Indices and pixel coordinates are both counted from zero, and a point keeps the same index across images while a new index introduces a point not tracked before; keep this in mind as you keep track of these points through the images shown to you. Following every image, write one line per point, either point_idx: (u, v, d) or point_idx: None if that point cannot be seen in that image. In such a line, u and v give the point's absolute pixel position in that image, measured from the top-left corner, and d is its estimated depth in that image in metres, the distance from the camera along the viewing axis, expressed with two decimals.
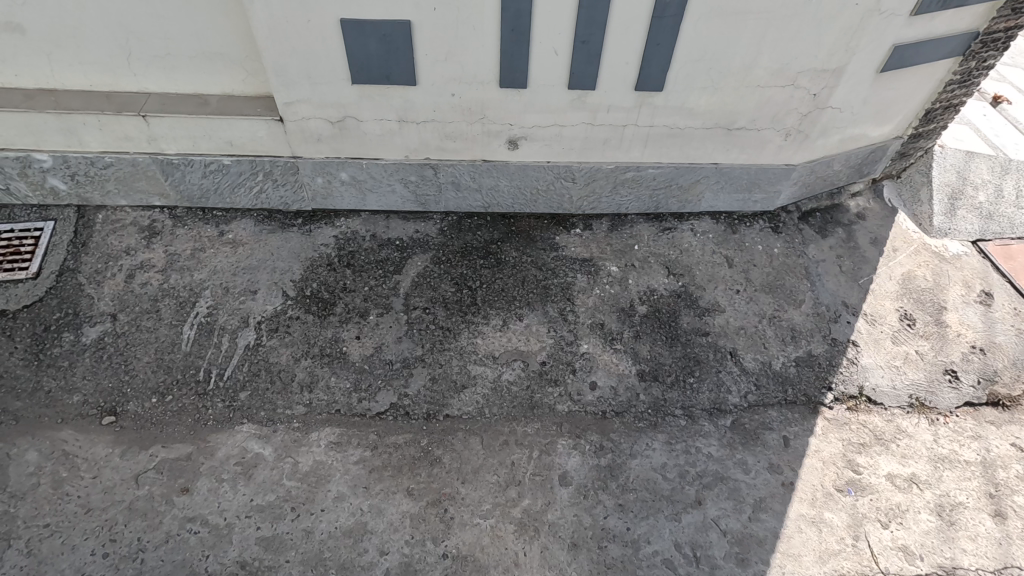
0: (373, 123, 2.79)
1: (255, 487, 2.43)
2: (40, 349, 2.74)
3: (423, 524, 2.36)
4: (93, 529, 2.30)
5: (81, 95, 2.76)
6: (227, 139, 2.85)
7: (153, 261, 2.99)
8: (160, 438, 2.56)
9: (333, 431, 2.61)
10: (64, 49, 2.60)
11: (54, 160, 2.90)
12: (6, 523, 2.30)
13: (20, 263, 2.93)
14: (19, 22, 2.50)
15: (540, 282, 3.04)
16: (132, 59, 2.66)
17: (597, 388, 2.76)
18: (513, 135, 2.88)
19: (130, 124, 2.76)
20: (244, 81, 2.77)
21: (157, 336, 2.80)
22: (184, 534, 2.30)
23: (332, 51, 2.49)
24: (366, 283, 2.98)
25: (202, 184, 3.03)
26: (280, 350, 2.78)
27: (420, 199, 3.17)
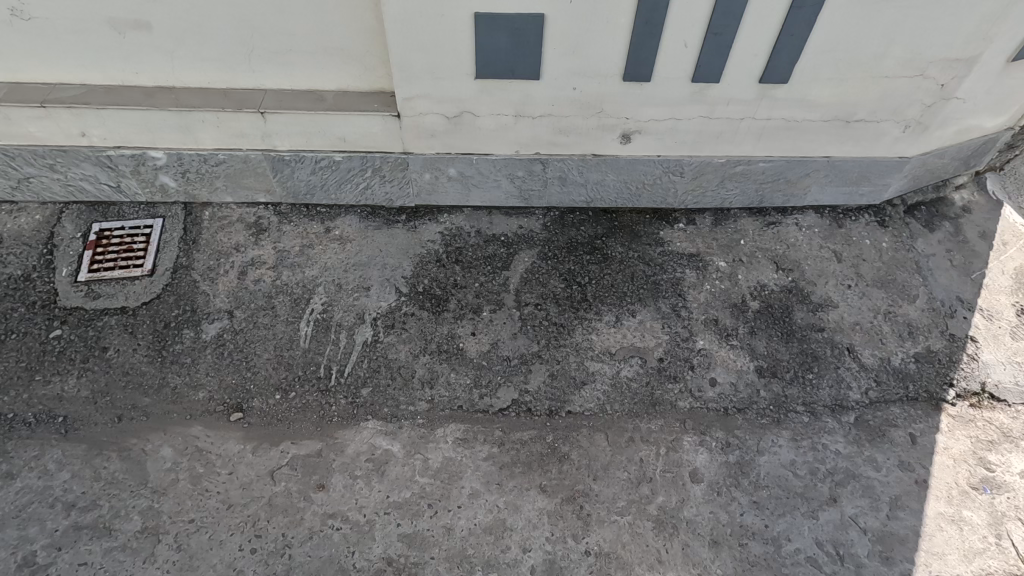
0: (488, 117, 2.76)
1: (390, 484, 2.44)
2: (162, 345, 2.76)
3: (561, 521, 2.36)
4: (238, 524, 2.32)
5: (198, 92, 2.76)
6: (340, 135, 2.83)
7: (264, 258, 2.99)
8: (289, 434, 2.57)
9: (458, 428, 2.60)
10: (186, 46, 2.60)
11: (167, 158, 2.91)
12: (152, 518, 2.32)
13: (134, 260, 2.96)
14: (147, 19, 2.50)
15: (649, 277, 3.02)
16: (252, 55, 2.65)
17: (717, 384, 2.74)
18: (627, 129, 2.84)
19: (246, 121, 2.75)
20: (360, 76, 2.75)
21: (275, 333, 2.80)
22: (327, 530, 2.31)
23: (459, 45, 2.46)
24: (476, 280, 2.97)
25: (310, 180, 3.03)
26: (397, 347, 2.79)
27: (524, 195, 3.14)
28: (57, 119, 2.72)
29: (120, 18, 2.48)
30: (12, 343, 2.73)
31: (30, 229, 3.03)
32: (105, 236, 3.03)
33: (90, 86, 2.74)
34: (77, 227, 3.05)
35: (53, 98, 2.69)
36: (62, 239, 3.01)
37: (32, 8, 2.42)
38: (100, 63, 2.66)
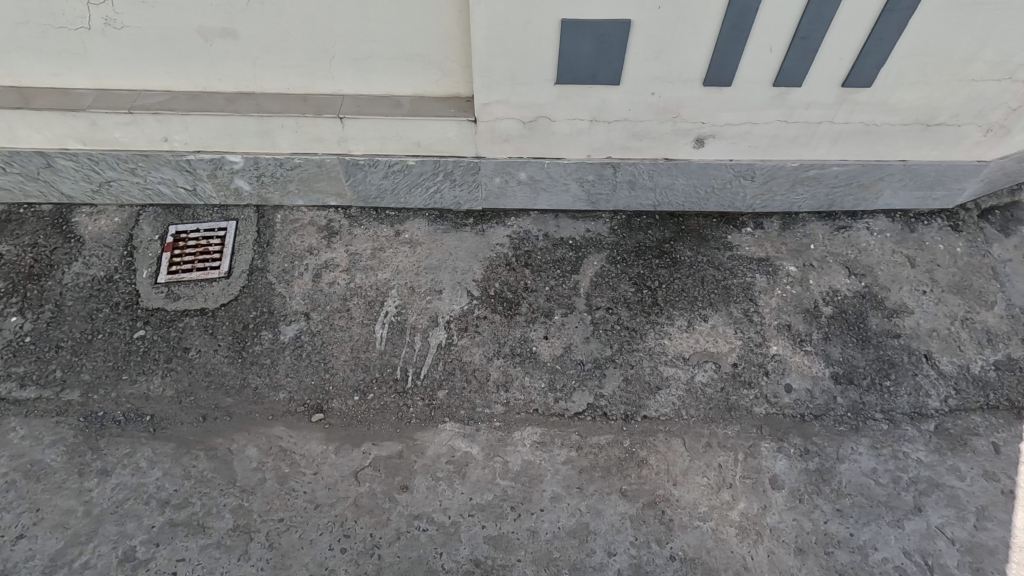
0: (564, 123, 2.78)
1: (472, 486, 2.46)
2: (242, 347, 2.81)
3: (644, 526, 2.37)
4: (326, 523, 2.35)
5: (279, 98, 2.82)
6: (415, 140, 2.87)
7: (337, 261, 3.04)
8: (369, 435, 2.61)
9: (535, 431, 2.62)
10: (272, 53, 2.67)
11: (245, 162, 2.97)
12: (244, 516, 2.37)
13: (211, 262, 3.03)
14: (235, 27, 2.56)
15: (720, 282, 3.01)
16: (334, 62, 2.70)
17: (793, 390, 2.72)
18: (701, 134, 2.83)
19: (325, 126, 2.80)
20: (438, 82, 2.79)
21: (351, 335, 2.85)
22: (413, 531, 2.34)
23: (543, 52, 2.47)
24: (546, 283, 2.98)
25: (382, 184, 3.07)
26: (471, 349, 2.81)
27: (592, 199, 3.15)
28: (143, 125, 2.81)
29: (210, 26, 2.56)
30: (99, 343, 2.82)
31: (110, 232, 3.13)
32: (181, 238, 3.11)
33: (174, 92, 2.83)
34: (155, 229, 3.13)
35: (140, 104, 2.78)
36: (141, 241, 3.09)
37: (126, 17, 2.52)
38: (186, 69, 2.73)
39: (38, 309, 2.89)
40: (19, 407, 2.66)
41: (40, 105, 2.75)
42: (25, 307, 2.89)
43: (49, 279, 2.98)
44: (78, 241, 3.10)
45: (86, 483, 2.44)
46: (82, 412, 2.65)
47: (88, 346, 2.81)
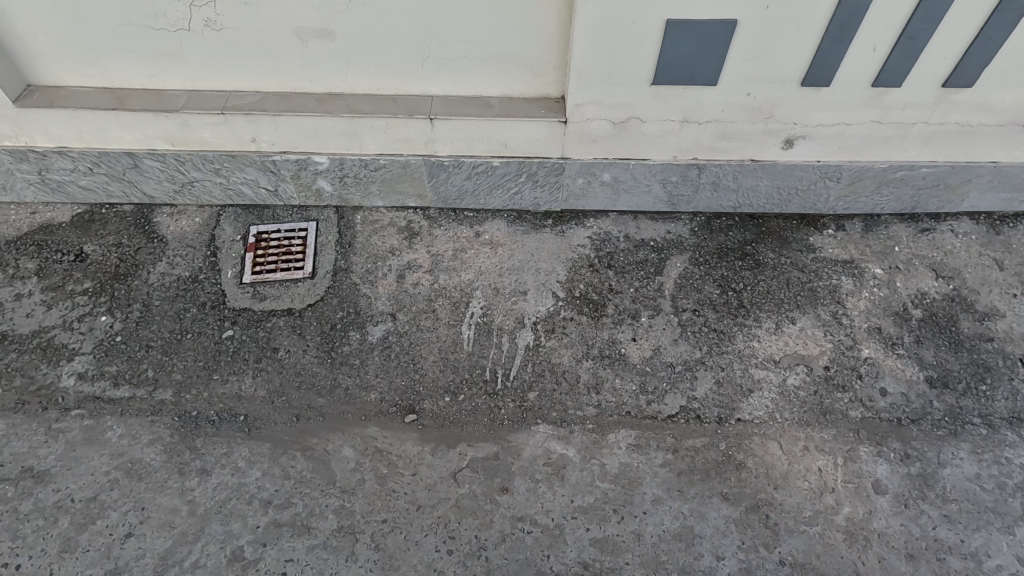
0: (654, 123, 2.76)
1: (572, 488, 2.45)
2: (331, 347, 2.82)
3: (749, 530, 2.35)
4: (430, 525, 2.35)
5: (368, 98, 2.82)
6: (503, 141, 2.87)
7: (420, 262, 3.04)
8: (464, 437, 2.60)
9: (629, 434, 2.61)
10: (365, 54, 2.67)
11: (330, 163, 2.98)
12: (347, 517, 2.37)
13: (295, 262, 3.03)
14: (333, 28, 2.57)
15: (805, 284, 2.98)
16: (427, 62, 2.70)
17: (887, 394, 2.69)
18: (792, 135, 2.80)
19: (415, 127, 2.80)
20: (528, 82, 2.78)
21: (439, 336, 2.84)
22: (519, 533, 2.33)
23: (644, 52, 2.46)
24: (631, 284, 2.97)
25: (464, 185, 3.07)
26: (560, 351, 2.80)
27: (673, 200, 3.13)
28: (232, 126, 2.82)
29: (308, 27, 2.56)
30: (188, 343, 2.82)
31: (192, 232, 3.14)
32: (263, 238, 3.11)
33: (263, 93, 2.84)
34: (236, 229, 3.14)
35: (232, 105, 2.79)
36: (223, 241, 3.10)
37: (226, 18, 2.53)
38: (278, 69, 2.74)
39: (126, 309, 2.91)
40: (114, 406, 2.68)
41: (134, 105, 2.77)
42: (114, 307, 2.91)
43: (135, 278, 2.99)
44: (161, 241, 3.11)
45: (187, 483, 2.45)
46: (176, 411, 2.66)
47: (177, 346, 2.82)
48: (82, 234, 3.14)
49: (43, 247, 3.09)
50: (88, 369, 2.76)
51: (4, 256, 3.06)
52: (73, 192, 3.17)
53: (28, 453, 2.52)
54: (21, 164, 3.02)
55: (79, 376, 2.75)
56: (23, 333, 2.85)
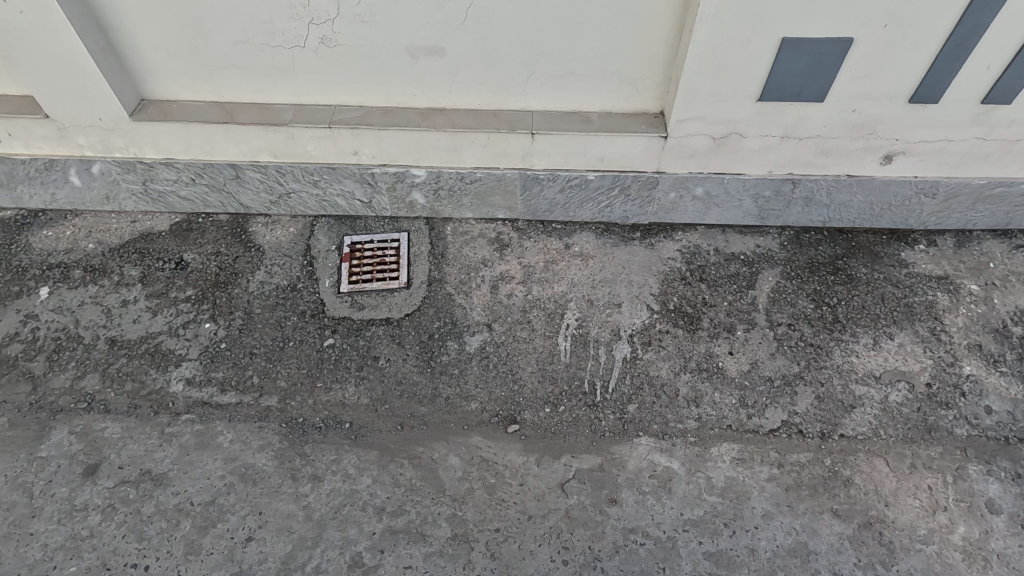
0: (754, 139, 2.79)
1: (681, 501, 2.46)
2: (430, 357, 2.87)
3: (864, 547, 2.33)
4: (543, 534, 2.37)
5: (471, 113, 2.89)
6: (601, 155, 2.91)
7: (512, 273, 3.08)
8: (567, 447, 2.63)
9: (732, 448, 2.61)
10: (472, 70, 2.73)
11: (427, 176, 3.05)
12: (460, 525, 2.40)
13: (390, 273, 3.10)
14: (443, 45, 2.64)
15: (901, 299, 2.97)
16: (531, 78, 2.76)
17: (994, 412, 2.65)
18: (891, 151, 2.82)
19: (515, 141, 2.87)
20: (629, 98, 2.83)
21: (536, 347, 2.88)
22: (632, 545, 2.34)
23: (756, 69, 2.49)
24: (724, 298, 2.99)
25: (556, 198, 3.12)
26: (657, 364, 2.82)
27: (763, 214, 3.15)
28: (338, 139, 2.90)
29: (420, 44, 2.64)
30: (291, 350, 2.89)
31: (288, 242, 3.21)
32: (358, 249, 3.19)
33: (367, 107, 2.92)
34: (331, 239, 3.22)
35: (338, 119, 2.87)
36: (319, 251, 3.18)
37: (342, 36, 2.62)
38: (386, 85, 2.82)
39: (228, 316, 2.98)
40: (222, 411, 2.74)
41: (244, 119, 2.86)
42: (216, 314, 2.99)
43: (235, 287, 3.07)
44: (258, 250, 3.19)
45: (301, 488, 2.50)
46: (283, 417, 2.72)
47: (280, 353, 2.88)
48: (182, 242, 3.23)
49: (145, 255, 3.19)
50: (195, 374, 2.84)
51: (109, 264, 3.16)
52: (173, 202, 3.27)
53: (145, 457, 2.59)
54: (127, 175, 3.12)
55: (187, 382, 2.82)
56: (131, 339, 2.93)
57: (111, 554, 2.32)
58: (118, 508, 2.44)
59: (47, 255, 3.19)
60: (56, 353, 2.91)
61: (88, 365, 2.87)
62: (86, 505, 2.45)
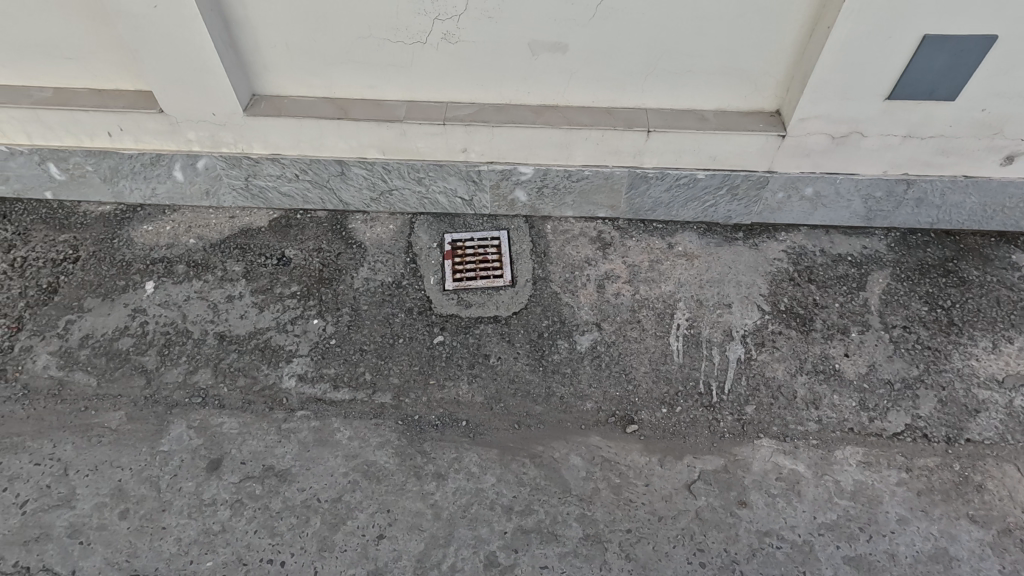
0: (875, 138, 2.75)
1: (812, 504, 2.42)
2: (541, 355, 2.85)
3: (1006, 553, 2.29)
4: (676, 536, 2.35)
5: (584, 111, 2.88)
6: (714, 153, 2.89)
7: (617, 272, 3.07)
8: (688, 448, 2.60)
9: (857, 451, 2.57)
10: (592, 66, 2.72)
11: (534, 173, 3.03)
12: (591, 525, 2.38)
13: (494, 271, 3.09)
14: (568, 41, 2.62)
15: (1016, 302, 2.93)
16: (650, 76, 2.74)
17: None
18: (1014, 151, 2.77)
19: (629, 139, 2.85)
20: (747, 96, 2.80)
21: (648, 347, 2.86)
22: (768, 548, 2.31)
23: (891, 66, 2.45)
24: (836, 299, 2.95)
25: (661, 197, 3.10)
26: (773, 365, 2.79)
27: (870, 215, 3.11)
28: (449, 136, 2.89)
29: (543, 40, 2.62)
30: (401, 347, 2.88)
31: (389, 239, 3.22)
32: (459, 246, 3.18)
33: (479, 104, 2.91)
34: (432, 237, 3.21)
35: (451, 116, 2.86)
36: (421, 248, 3.17)
37: (465, 32, 2.61)
38: (501, 81, 2.81)
39: (336, 313, 2.99)
40: (337, 408, 2.73)
41: (357, 115, 2.86)
42: (323, 311, 2.99)
43: (340, 283, 3.07)
44: (360, 247, 3.20)
45: (426, 486, 2.49)
46: (399, 414, 2.71)
47: (391, 350, 2.88)
48: (282, 238, 3.23)
49: (246, 251, 3.19)
50: (307, 370, 2.83)
51: (211, 259, 3.16)
52: (273, 198, 3.28)
53: (266, 452, 2.59)
54: (231, 170, 3.13)
55: (300, 378, 2.82)
56: (240, 334, 2.93)
57: (246, 549, 2.32)
58: (246, 503, 2.44)
59: (149, 250, 3.20)
60: (166, 347, 2.92)
61: (199, 360, 2.87)
62: (214, 499, 2.45)
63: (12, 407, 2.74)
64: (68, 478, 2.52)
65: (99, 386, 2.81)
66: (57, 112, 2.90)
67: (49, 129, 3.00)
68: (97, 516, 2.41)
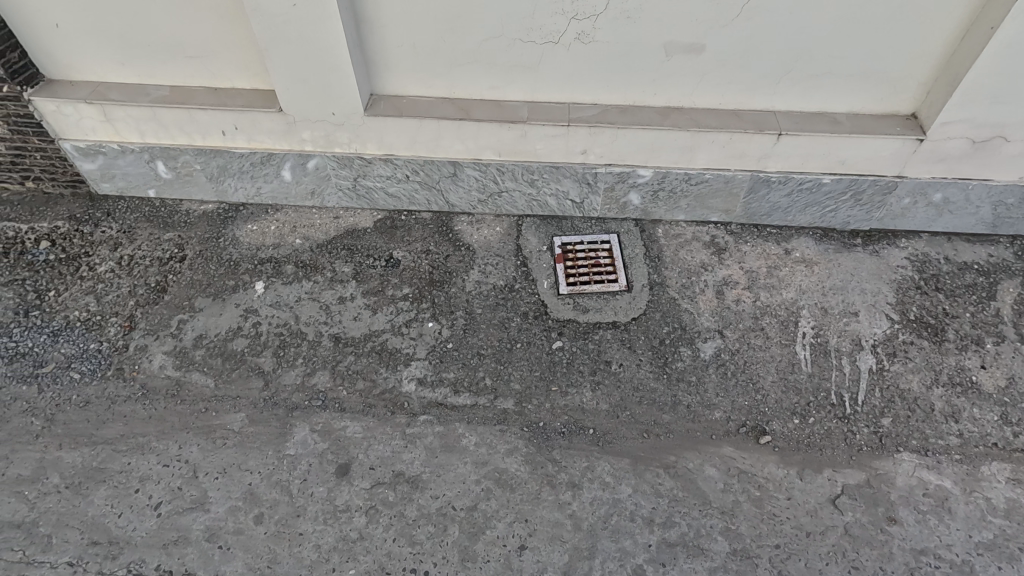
0: (1018, 143, 2.66)
1: (965, 522, 2.33)
2: (665, 362, 2.80)
3: None
4: (828, 553, 2.27)
5: (710, 113, 2.82)
6: (843, 158, 2.82)
7: (735, 278, 3.01)
8: (826, 461, 2.52)
9: (1005, 467, 2.47)
10: (725, 68, 2.66)
11: (652, 177, 2.99)
12: (737, 540, 2.31)
13: (608, 275, 3.03)
14: (705, 42, 2.57)
15: None
16: (784, 78, 2.68)
17: None
18: None
19: (758, 142, 2.79)
20: (883, 99, 2.72)
21: (774, 356, 2.79)
22: (926, 567, 2.23)
23: None
24: (966, 309, 2.87)
25: (779, 202, 3.04)
26: (907, 377, 2.70)
27: (996, 222, 3.04)
28: (571, 138, 2.85)
29: (680, 41, 2.57)
30: (520, 352, 2.84)
31: (498, 241, 3.18)
32: (570, 250, 3.13)
33: (602, 105, 2.86)
34: (541, 239, 3.17)
35: (575, 117, 2.81)
36: (530, 251, 3.13)
37: (600, 32, 2.56)
38: (628, 82, 2.76)
39: (450, 316, 2.95)
40: (459, 413, 2.69)
41: (479, 116, 2.82)
42: (438, 313, 2.96)
43: (452, 286, 3.04)
44: (468, 249, 3.16)
45: (562, 496, 2.44)
46: (523, 421, 2.66)
47: (509, 355, 2.83)
48: (389, 240, 3.21)
49: (354, 252, 3.17)
50: (426, 374, 2.80)
51: (319, 260, 3.14)
52: (379, 199, 3.26)
53: (395, 458, 2.55)
54: (342, 170, 3.11)
55: (419, 382, 2.78)
56: (356, 336, 2.91)
57: (387, 557, 2.28)
58: (381, 510, 2.40)
59: (256, 250, 3.18)
60: (281, 348, 2.89)
61: (316, 361, 2.84)
62: (348, 506, 2.41)
63: (133, 406, 2.73)
64: (198, 480, 2.49)
65: (217, 386, 2.79)
66: (176, 111, 2.89)
67: (164, 127, 2.99)
68: (233, 520, 2.38)
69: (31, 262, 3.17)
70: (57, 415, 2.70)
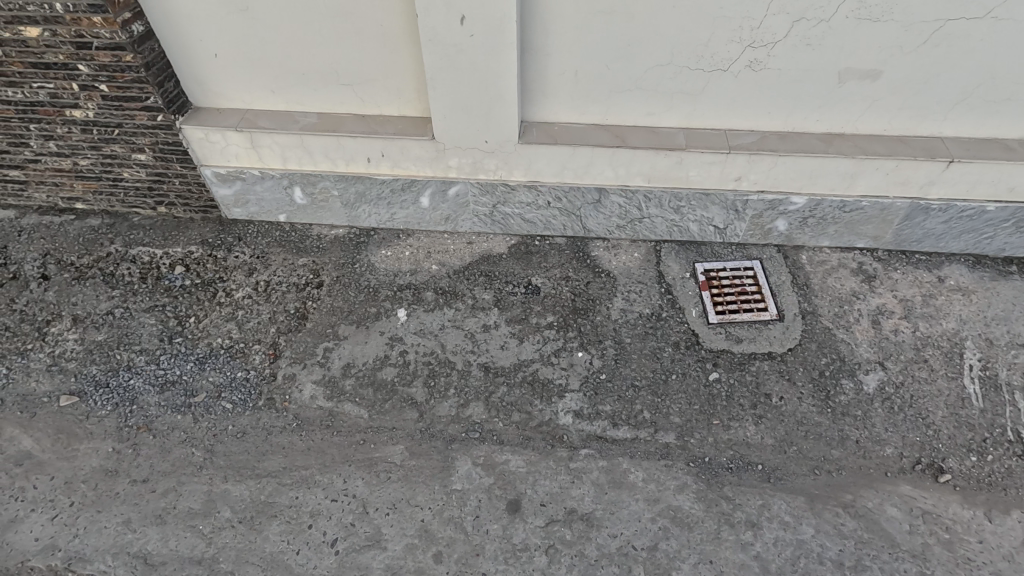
0: None
1: None
2: (828, 396, 2.71)
3: None
4: None
5: (874, 139, 2.75)
6: (1011, 185, 2.76)
7: (890, 307, 2.96)
8: (1014, 502, 2.42)
9: None
10: (899, 95, 2.58)
11: (804, 204, 2.96)
12: None
13: (756, 304, 2.99)
14: (884, 68, 2.49)
15: None
16: (960, 105, 2.59)
17: None
18: None
19: (925, 170, 2.72)
20: None
21: (941, 389, 2.71)
22: None
23: None
24: None
25: (935, 228, 3.01)
26: None
27: None
28: (728, 165, 2.81)
29: (858, 68, 2.50)
30: (676, 384, 2.78)
31: (638, 268, 3.17)
32: (714, 278, 3.11)
33: (760, 131, 2.80)
34: (683, 266, 3.16)
35: (735, 144, 2.76)
36: (673, 278, 3.12)
37: (776, 60, 2.50)
38: (793, 108, 2.69)
39: (599, 345, 2.91)
40: (621, 447, 2.62)
41: (636, 143, 2.78)
42: (586, 343, 2.92)
43: (596, 314, 3.01)
44: (608, 275, 3.15)
45: (743, 536, 2.37)
46: (687, 455, 2.59)
47: (666, 388, 2.77)
48: (526, 266, 3.21)
49: (492, 278, 3.17)
50: (582, 406, 2.74)
51: (458, 286, 3.14)
52: (514, 224, 3.28)
53: (564, 494, 2.50)
54: (482, 197, 3.11)
55: (576, 414, 2.72)
56: (505, 366, 2.87)
57: None
58: (560, 549, 2.35)
59: (393, 276, 3.20)
60: (431, 378, 2.85)
61: (468, 393, 2.80)
62: (526, 545, 2.37)
63: (289, 437, 2.68)
64: (369, 516, 2.46)
65: (372, 418, 2.74)
66: (325, 139, 2.88)
67: (309, 154, 2.98)
68: (412, 558, 2.35)
69: (169, 288, 3.16)
70: (217, 446, 2.65)
